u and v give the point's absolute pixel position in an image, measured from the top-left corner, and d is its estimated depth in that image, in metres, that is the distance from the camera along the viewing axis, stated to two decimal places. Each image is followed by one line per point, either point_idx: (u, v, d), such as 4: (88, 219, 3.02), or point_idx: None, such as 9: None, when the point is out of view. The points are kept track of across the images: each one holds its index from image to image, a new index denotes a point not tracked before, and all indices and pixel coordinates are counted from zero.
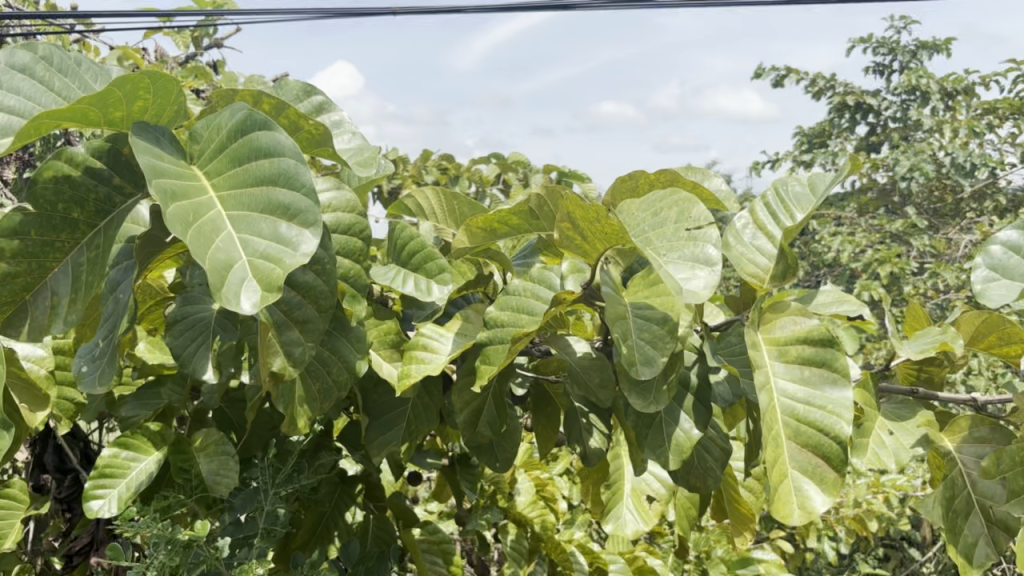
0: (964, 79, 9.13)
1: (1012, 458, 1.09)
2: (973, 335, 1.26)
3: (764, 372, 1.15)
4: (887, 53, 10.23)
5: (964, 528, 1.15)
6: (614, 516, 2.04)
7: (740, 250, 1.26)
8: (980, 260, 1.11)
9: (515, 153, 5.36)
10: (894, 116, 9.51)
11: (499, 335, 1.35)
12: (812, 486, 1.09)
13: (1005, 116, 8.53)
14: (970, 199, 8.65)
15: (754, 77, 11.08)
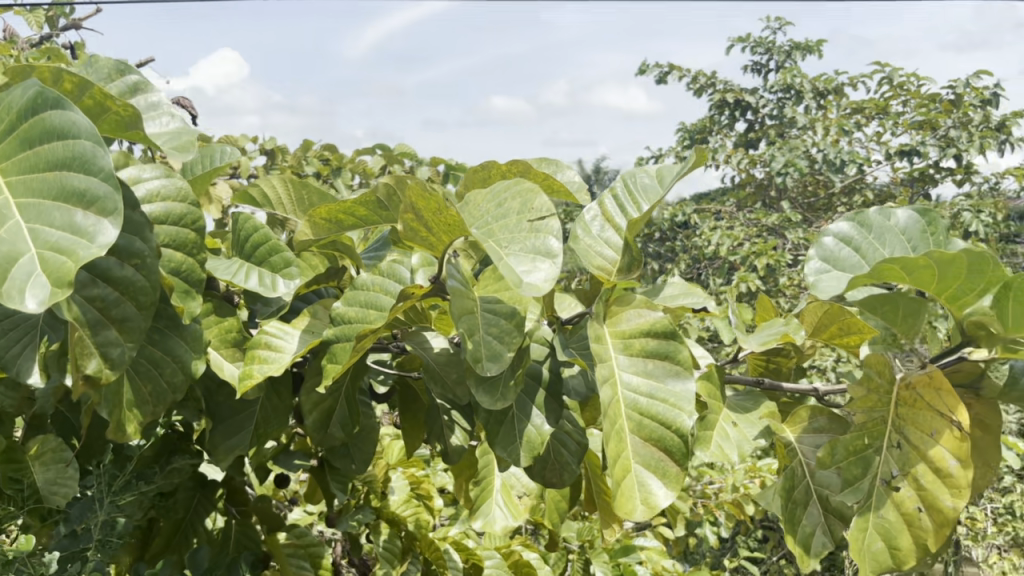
0: (834, 79, 9.53)
1: (846, 447, 1.10)
2: (815, 326, 1.27)
3: (607, 366, 1.14)
4: (764, 52, 10.60)
5: (802, 518, 1.12)
6: (483, 513, 2.00)
7: (587, 243, 1.25)
8: (813, 253, 1.08)
9: (399, 145, 5.27)
10: (771, 114, 9.86)
11: (345, 332, 1.28)
12: (656, 481, 1.08)
13: (872, 116, 8.99)
14: (840, 194, 9.07)
15: (639, 73, 11.27)
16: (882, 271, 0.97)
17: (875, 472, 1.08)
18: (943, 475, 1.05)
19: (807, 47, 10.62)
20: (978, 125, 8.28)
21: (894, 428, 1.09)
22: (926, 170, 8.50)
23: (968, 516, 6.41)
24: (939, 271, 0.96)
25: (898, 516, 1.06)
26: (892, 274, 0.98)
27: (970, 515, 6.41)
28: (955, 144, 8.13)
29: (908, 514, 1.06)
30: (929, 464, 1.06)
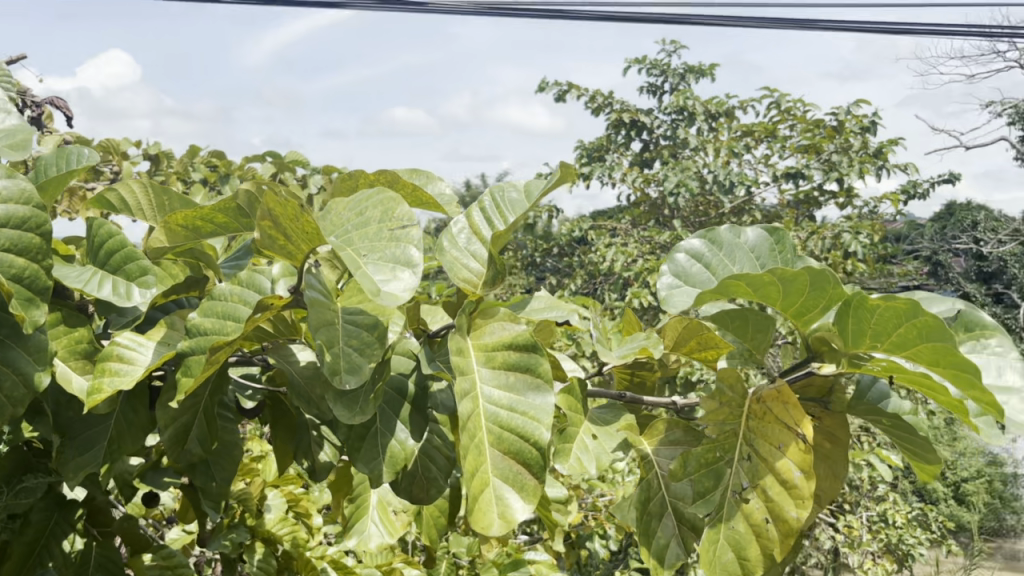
0: (725, 103, 9.86)
1: (698, 460, 1.12)
2: (675, 341, 1.30)
3: (468, 379, 1.12)
4: (659, 74, 10.87)
5: (657, 529, 1.14)
6: (357, 531, 1.96)
7: (454, 254, 1.24)
8: (666, 268, 1.09)
9: (291, 153, 5.15)
10: (665, 134, 10.12)
11: (200, 344, 1.23)
12: (513, 494, 1.06)
13: (760, 138, 9.33)
14: (729, 213, 9.35)
15: (539, 91, 11.38)
16: (728, 286, 0.99)
17: (725, 485, 1.10)
18: (788, 485, 1.07)
19: (700, 71, 10.95)
20: (857, 151, 8.70)
21: (744, 441, 1.11)
22: (811, 193, 8.87)
23: (845, 524, 6.67)
24: (782, 287, 0.99)
25: (746, 527, 1.08)
26: (739, 289, 1.00)
27: (847, 523, 6.68)
28: (836, 168, 8.51)
29: (757, 525, 1.07)
30: (776, 476, 1.08)
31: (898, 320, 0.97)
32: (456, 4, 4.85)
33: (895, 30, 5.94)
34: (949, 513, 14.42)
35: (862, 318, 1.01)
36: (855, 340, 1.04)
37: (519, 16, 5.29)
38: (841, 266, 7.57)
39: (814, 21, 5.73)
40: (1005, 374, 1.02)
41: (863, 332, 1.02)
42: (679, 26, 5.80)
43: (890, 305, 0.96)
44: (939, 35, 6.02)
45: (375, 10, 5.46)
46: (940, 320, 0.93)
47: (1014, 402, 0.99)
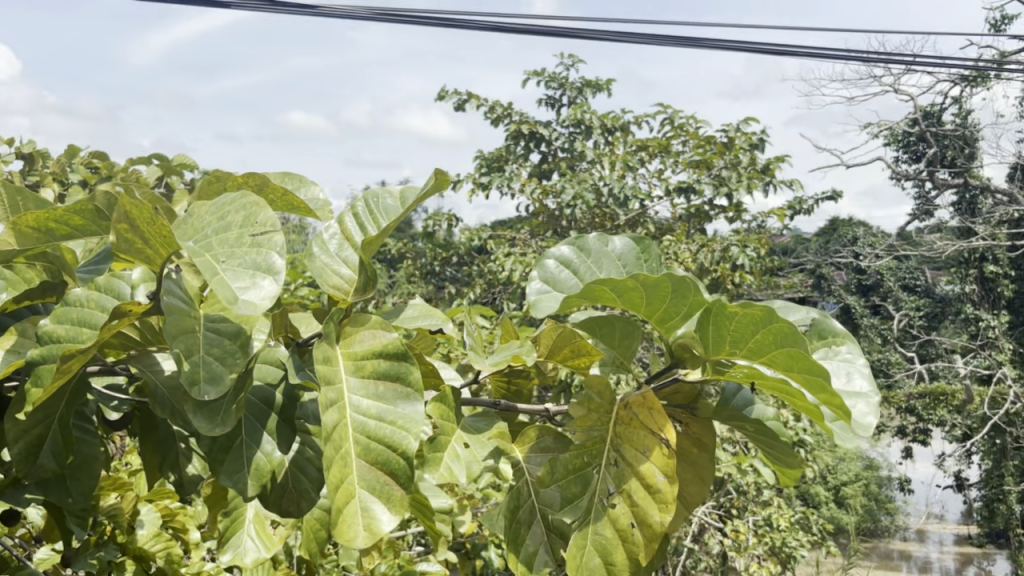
0: (621, 118, 10.04)
1: (565, 466, 1.12)
2: (549, 349, 1.29)
3: (335, 389, 1.08)
4: (557, 87, 10.99)
5: (525, 538, 1.13)
6: (232, 545, 1.88)
7: (323, 262, 1.21)
8: (536, 274, 1.09)
9: (178, 156, 4.95)
10: (563, 147, 10.25)
11: (53, 353, 1.17)
12: (380, 506, 1.02)
13: (654, 153, 9.56)
14: (624, 225, 9.53)
15: (438, 99, 11.34)
16: (594, 291, 1.01)
17: (593, 489, 1.11)
18: (652, 490, 1.08)
19: (597, 85, 11.14)
20: (745, 167, 9.03)
21: (611, 446, 1.13)
22: (701, 207, 9.13)
23: (733, 528, 6.83)
24: (646, 294, 1.01)
25: (613, 531, 1.08)
26: (603, 295, 1.02)
27: (734, 528, 6.83)
28: (726, 184, 8.79)
29: (622, 530, 1.08)
30: (641, 480, 1.09)
31: (756, 325, 1.00)
32: (350, 9, 4.78)
33: (778, 51, 6.19)
34: (830, 516, 15.01)
35: (723, 325, 1.03)
36: (716, 346, 1.07)
37: (415, 24, 5.25)
38: (729, 279, 7.80)
39: (701, 39, 5.92)
40: (852, 379, 1.07)
41: (724, 339, 1.05)
42: (574, 40, 5.89)
43: (748, 312, 0.99)
44: (816, 58, 6.32)
45: (269, 12, 5.34)
46: (794, 326, 0.97)
47: (859, 405, 1.04)
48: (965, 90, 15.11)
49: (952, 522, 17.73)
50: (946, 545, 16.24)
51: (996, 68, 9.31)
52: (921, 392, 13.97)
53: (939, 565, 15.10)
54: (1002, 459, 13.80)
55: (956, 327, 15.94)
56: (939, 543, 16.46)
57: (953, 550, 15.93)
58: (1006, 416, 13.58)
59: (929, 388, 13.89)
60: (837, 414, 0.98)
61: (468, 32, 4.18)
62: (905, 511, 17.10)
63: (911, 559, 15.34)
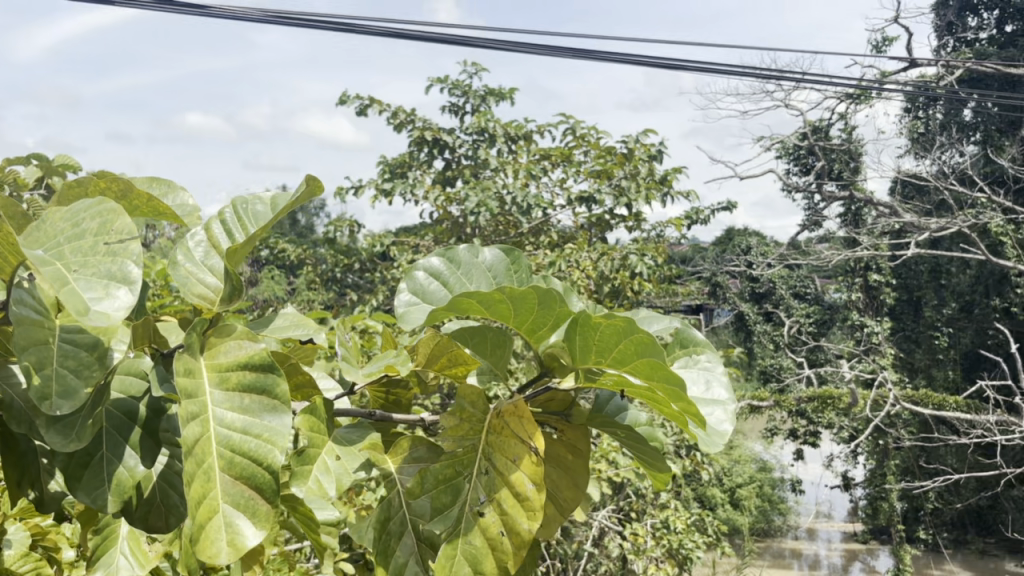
0: (524, 127, 10.11)
1: (435, 477, 1.12)
2: (425, 358, 1.29)
3: (198, 402, 1.05)
4: (461, 94, 10.97)
5: (395, 549, 1.13)
6: (104, 564, 1.76)
7: (186, 272, 1.19)
8: (404, 285, 1.09)
9: (58, 157, 4.70)
10: (466, 154, 10.23)
11: None
12: (244, 521, 0.99)
13: (557, 162, 9.66)
14: (528, 233, 9.58)
15: (341, 104, 11.16)
16: (461, 304, 1.01)
17: (463, 500, 1.11)
18: (521, 499, 1.09)
19: (500, 94, 11.18)
20: (644, 178, 9.20)
21: (483, 456, 1.13)
22: (603, 216, 9.25)
23: (632, 531, 6.90)
24: (513, 306, 1.02)
25: (483, 541, 1.08)
26: (470, 308, 1.02)
27: (633, 531, 6.93)
28: (625, 194, 8.94)
29: (492, 539, 1.08)
30: (511, 489, 1.10)
31: (617, 336, 1.03)
32: (242, 11, 4.68)
33: (671, 65, 6.35)
34: (726, 517, 15.43)
35: (588, 336, 1.06)
36: (583, 357, 1.09)
37: (311, 28, 5.17)
38: (629, 286, 7.88)
39: (595, 52, 6.03)
40: (712, 387, 1.11)
41: (590, 349, 1.07)
42: (471, 49, 5.90)
43: (612, 323, 1.02)
44: (706, 73, 6.51)
45: (156, 10, 5.15)
46: (653, 336, 0.99)
47: (717, 413, 1.08)
48: (850, 106, 15.84)
49: (840, 520, 18.46)
50: (834, 543, 16.89)
51: (877, 86, 9.77)
52: (810, 395, 14.47)
53: (828, 562, 15.69)
54: (885, 458, 14.48)
55: (843, 333, 16.65)
56: (828, 541, 17.08)
57: (841, 548, 16.59)
58: (888, 418, 14.26)
59: (818, 391, 14.46)
60: (694, 422, 1.02)
61: (367, 38, 4.12)
62: (796, 511, 17.73)
63: (802, 557, 15.90)
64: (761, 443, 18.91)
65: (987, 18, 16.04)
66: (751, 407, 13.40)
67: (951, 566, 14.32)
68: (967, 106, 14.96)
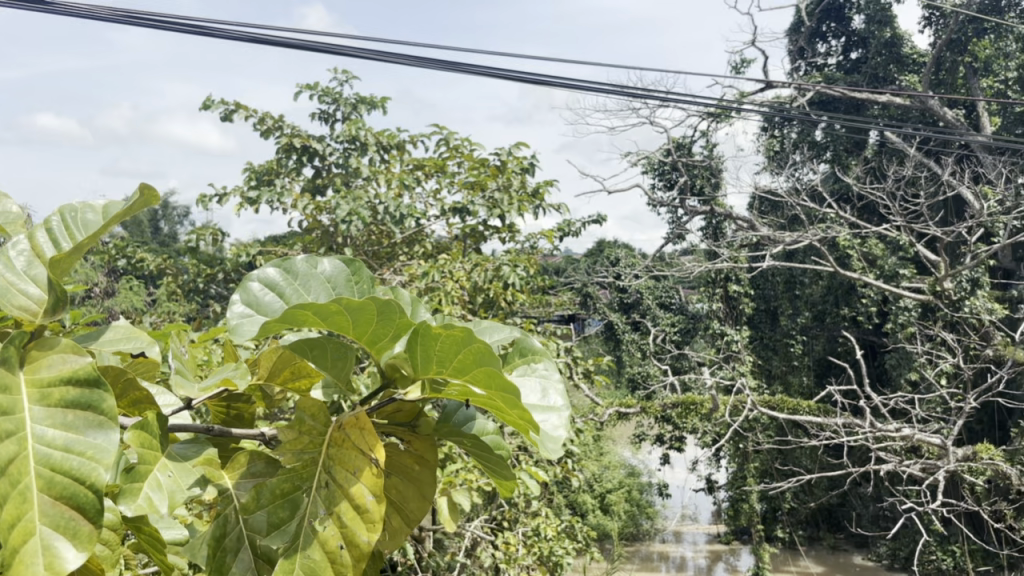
0: (395, 136, 10.01)
1: (271, 491, 1.11)
2: (268, 370, 1.29)
3: (14, 420, 0.98)
4: (331, 101, 10.74)
5: (231, 566, 1.10)
6: None
7: (7, 283, 1.13)
8: (237, 297, 1.07)
9: None
10: (337, 162, 10.03)
11: None
12: (64, 543, 0.93)
13: (430, 173, 9.62)
14: (401, 243, 9.49)
15: (204, 107, 10.72)
16: (297, 315, 1.00)
17: (302, 514, 1.10)
18: (361, 511, 1.09)
19: (371, 102, 11.02)
20: (517, 190, 9.23)
21: (323, 469, 1.12)
22: (476, 228, 9.19)
23: (503, 540, 6.92)
24: (349, 317, 1.02)
25: (322, 555, 1.07)
26: (307, 318, 1.01)
27: (505, 540, 6.90)
28: (498, 206, 8.90)
29: (330, 552, 1.07)
30: (351, 502, 1.10)
31: (457, 346, 1.04)
32: (89, 8, 4.44)
33: (540, 81, 6.42)
34: (596, 523, 15.73)
35: (429, 346, 1.07)
36: (424, 368, 1.10)
37: (167, 29, 4.94)
38: (501, 297, 7.85)
39: (462, 64, 6.03)
40: (546, 395, 1.15)
41: (431, 360, 1.08)
42: (335, 56, 5.79)
43: (450, 334, 1.03)
44: (574, 90, 6.64)
45: None
46: (489, 345, 1.02)
47: (550, 419, 1.11)
48: (711, 124, 16.54)
49: (704, 522, 19.15)
50: (699, 544, 17.54)
51: (735, 106, 10.21)
52: (675, 402, 14.95)
53: (693, 563, 16.24)
54: (745, 461, 15.12)
55: (705, 341, 17.29)
56: (693, 542, 17.73)
57: (705, 548, 17.18)
58: (747, 423, 14.88)
59: (681, 398, 14.96)
60: (528, 429, 1.05)
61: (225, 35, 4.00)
62: (664, 514, 18.28)
63: (669, 559, 16.41)
64: (629, 450, 19.36)
65: (834, 44, 17.11)
66: (620, 415, 13.71)
67: (805, 562, 15.09)
68: (818, 127, 15.87)
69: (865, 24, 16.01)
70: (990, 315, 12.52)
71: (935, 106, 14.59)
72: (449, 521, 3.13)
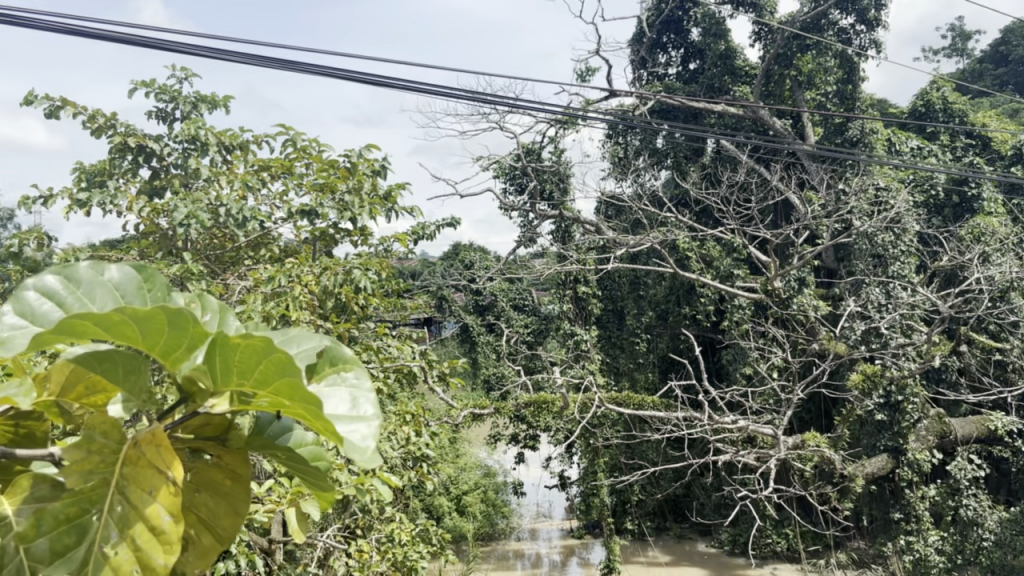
0: (238, 137, 9.66)
1: (56, 518, 1.13)
2: (62, 386, 1.24)
3: None
4: (169, 99, 10.22)
5: None
6: None
7: None
8: (10, 310, 1.07)
9: None
10: (175, 163, 9.54)
11: None
12: None
13: (276, 174, 9.33)
14: (245, 247, 9.16)
15: (25, 101, 9.93)
16: (73, 326, 0.95)
17: (90, 540, 1.12)
18: (157, 532, 1.13)
19: (213, 101, 10.57)
20: (368, 193, 9.07)
21: (115, 491, 1.15)
22: (326, 231, 8.94)
23: (357, 549, 6.79)
24: (136, 326, 0.98)
25: None
26: (86, 327, 0.97)
27: (358, 548, 6.76)
28: (348, 209, 8.73)
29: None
30: (145, 523, 1.13)
31: (255, 356, 1.02)
32: None
33: (386, 84, 6.37)
34: (452, 525, 15.70)
35: (227, 356, 1.04)
36: (225, 380, 1.07)
37: None
38: (353, 301, 7.66)
39: (300, 64, 5.87)
40: (357, 404, 1.13)
41: (230, 373, 1.06)
42: (167, 51, 5.49)
43: (248, 343, 1.01)
44: (422, 93, 6.59)
45: None
46: (291, 355, 0.99)
47: (359, 429, 1.09)
48: (559, 130, 16.90)
49: (558, 518, 19.50)
50: (553, 540, 17.88)
51: (581, 113, 10.47)
52: (529, 402, 15.09)
53: (547, 559, 16.52)
54: (595, 457, 15.48)
55: (556, 342, 17.64)
56: (548, 539, 18.06)
57: (559, 544, 17.53)
58: (597, 420, 15.27)
59: (534, 398, 15.17)
60: (331, 441, 1.04)
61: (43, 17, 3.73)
62: (518, 513, 18.50)
63: (524, 557, 16.63)
64: (485, 450, 19.47)
65: (674, 55, 17.89)
66: (475, 416, 13.72)
67: (653, 552, 15.63)
68: (659, 134, 16.48)
69: (702, 37, 16.76)
70: (815, 312, 13.40)
71: (765, 117, 15.49)
72: (298, 532, 2.99)
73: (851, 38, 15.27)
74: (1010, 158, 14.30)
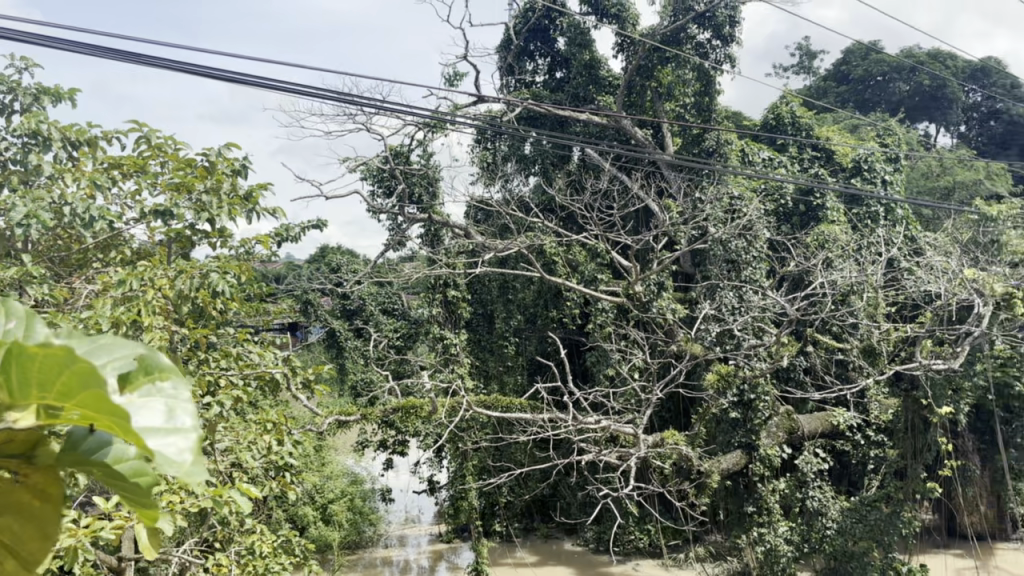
0: (85, 132, 9.12)
1: None
2: None
3: None
4: (6, 90, 9.52)
5: None
6: None
7: None
8: None
9: None
10: (13, 158, 8.88)
11: None
12: None
13: (127, 172, 8.86)
14: (92, 248, 8.65)
15: None
16: None
17: None
18: None
19: (57, 94, 9.92)
20: (227, 193, 8.75)
21: None
22: (183, 233, 8.54)
23: (214, 563, 6.51)
24: None
25: None
26: None
27: (215, 562, 6.49)
28: (204, 209, 8.35)
29: None
30: None
31: (57, 367, 0.95)
32: None
33: (242, 82, 6.15)
34: (317, 535, 15.30)
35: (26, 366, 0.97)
36: (25, 391, 1.00)
37: None
38: (211, 306, 7.34)
39: (147, 57, 5.59)
40: (173, 416, 1.08)
41: (30, 382, 0.99)
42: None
43: (48, 353, 0.94)
44: (280, 92, 6.39)
45: None
46: (97, 366, 0.93)
47: (176, 442, 1.05)
48: (427, 134, 16.87)
49: (427, 523, 19.36)
50: (422, 545, 17.74)
51: (449, 118, 10.44)
52: (395, 408, 14.80)
53: (415, 564, 16.40)
54: (464, 461, 15.45)
55: (425, 346, 17.57)
56: (416, 544, 17.91)
57: (427, 549, 17.42)
58: (465, 424, 15.26)
59: (402, 403, 14.92)
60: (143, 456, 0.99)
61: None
62: (386, 520, 18.24)
63: (392, 564, 16.45)
64: (352, 457, 19.10)
65: (541, 63, 18.17)
66: (340, 424, 13.39)
67: (521, 553, 15.79)
68: (527, 141, 16.69)
69: (568, 46, 17.07)
70: (673, 315, 13.91)
71: (627, 126, 15.96)
72: (148, 549, 2.73)
73: (708, 52, 15.95)
74: (851, 169, 15.24)
